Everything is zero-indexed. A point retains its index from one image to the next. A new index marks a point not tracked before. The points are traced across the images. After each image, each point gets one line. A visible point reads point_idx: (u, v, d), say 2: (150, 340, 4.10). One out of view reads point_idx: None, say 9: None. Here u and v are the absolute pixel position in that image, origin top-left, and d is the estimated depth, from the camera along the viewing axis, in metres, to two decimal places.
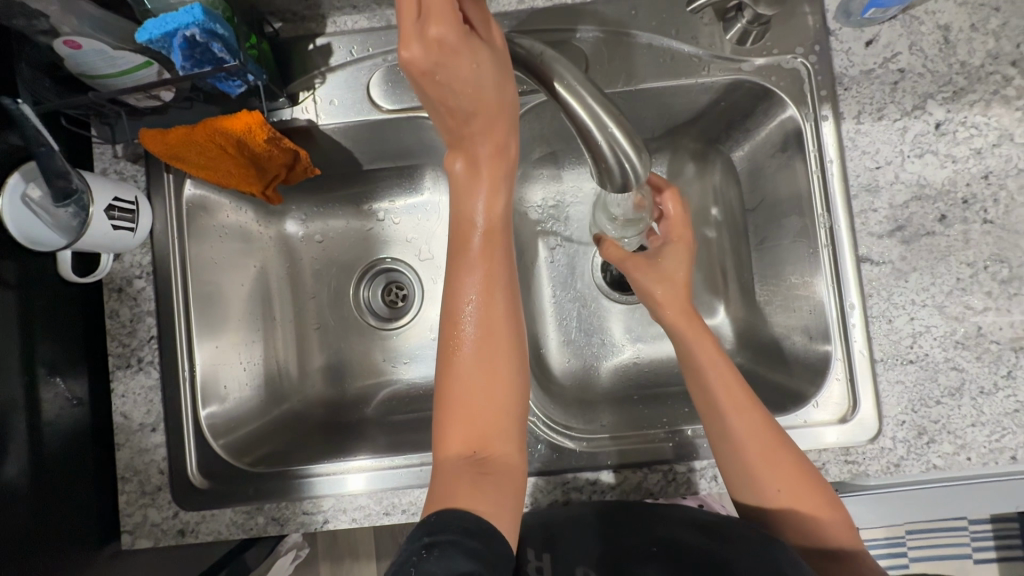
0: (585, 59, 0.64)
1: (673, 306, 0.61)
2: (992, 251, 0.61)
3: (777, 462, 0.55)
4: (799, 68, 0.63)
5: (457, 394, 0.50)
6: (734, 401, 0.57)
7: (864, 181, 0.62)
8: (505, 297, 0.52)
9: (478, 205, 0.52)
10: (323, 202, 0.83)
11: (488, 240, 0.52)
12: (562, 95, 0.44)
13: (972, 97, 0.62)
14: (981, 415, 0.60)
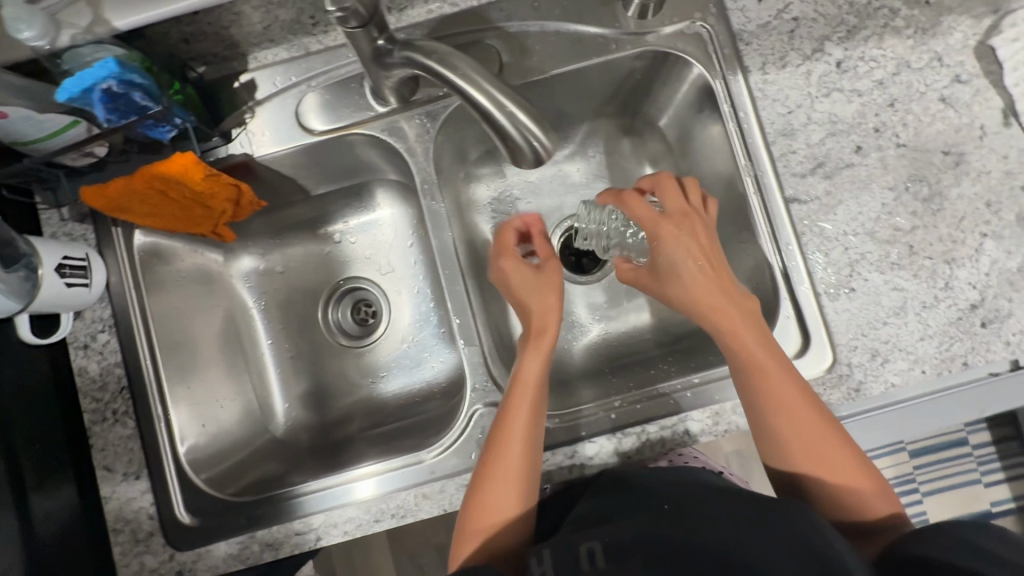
0: (497, 54, 0.66)
1: (703, 302, 0.61)
2: (910, 173, 0.64)
3: (820, 451, 0.55)
4: (700, 32, 0.67)
5: (483, 481, 0.58)
6: (771, 394, 0.56)
7: (779, 127, 0.65)
8: (533, 436, 0.58)
9: (529, 368, 0.62)
10: (279, 234, 0.85)
11: (535, 396, 0.60)
12: (460, 84, 0.47)
13: (866, 34, 0.65)
14: (928, 328, 0.62)
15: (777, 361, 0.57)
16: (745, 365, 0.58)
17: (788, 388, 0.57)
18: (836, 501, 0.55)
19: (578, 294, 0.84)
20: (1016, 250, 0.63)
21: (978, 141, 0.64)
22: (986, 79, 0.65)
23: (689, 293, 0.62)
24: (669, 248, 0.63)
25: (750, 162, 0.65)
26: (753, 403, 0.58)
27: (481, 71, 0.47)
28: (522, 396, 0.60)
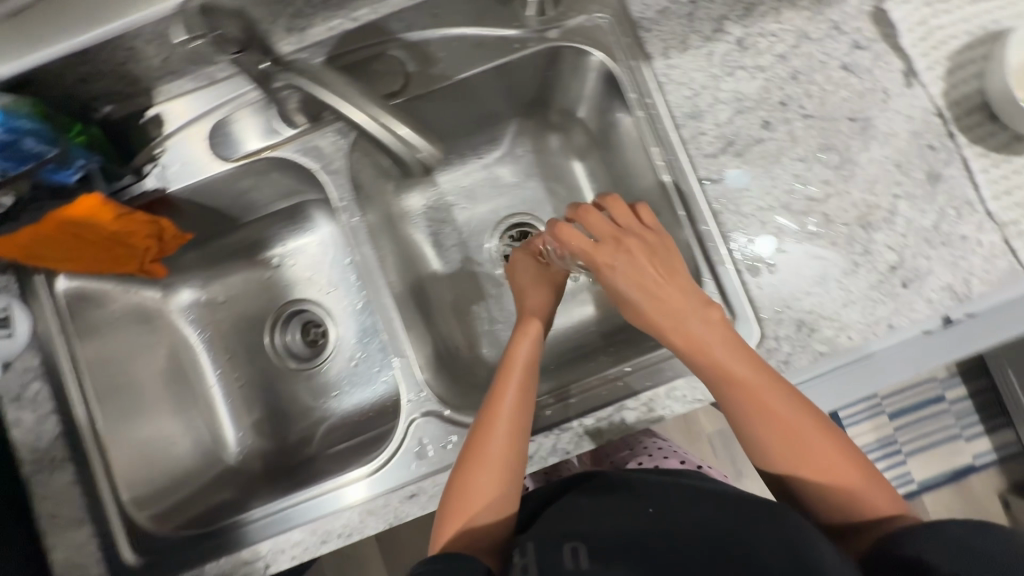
0: (402, 66, 0.66)
1: (659, 308, 0.58)
2: (819, 142, 0.65)
3: (806, 449, 0.53)
4: (601, 25, 0.67)
5: (465, 474, 0.57)
6: (752, 383, 0.54)
7: (687, 110, 0.66)
8: (518, 416, 0.59)
9: (519, 351, 0.63)
10: (217, 264, 0.85)
11: (523, 378, 0.61)
12: (332, 101, 0.51)
13: (763, 10, 0.66)
14: (851, 295, 0.63)
15: (753, 368, 0.55)
16: (721, 377, 0.55)
17: (771, 391, 0.54)
18: (830, 498, 0.54)
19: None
20: (929, 208, 0.64)
21: (882, 105, 0.65)
22: (885, 43, 0.65)
23: (650, 294, 0.58)
24: (620, 260, 0.60)
25: (661, 147, 0.66)
26: (743, 416, 0.55)
27: (364, 97, 0.52)
28: (510, 374, 0.61)
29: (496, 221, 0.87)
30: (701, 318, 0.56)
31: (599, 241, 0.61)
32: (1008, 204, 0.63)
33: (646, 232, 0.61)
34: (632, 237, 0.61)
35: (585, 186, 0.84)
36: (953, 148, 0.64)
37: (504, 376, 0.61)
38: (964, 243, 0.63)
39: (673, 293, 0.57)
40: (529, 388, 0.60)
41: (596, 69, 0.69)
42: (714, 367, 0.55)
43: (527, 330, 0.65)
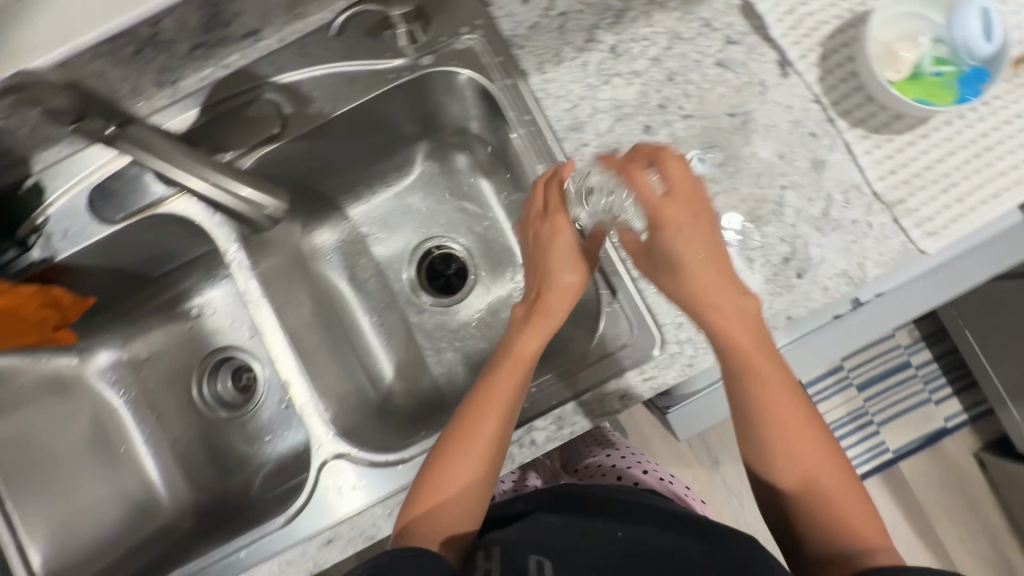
0: (279, 114, 0.66)
1: (708, 296, 0.52)
2: (702, 141, 0.64)
3: (787, 441, 0.52)
4: (472, 45, 0.66)
5: (447, 463, 0.56)
6: (768, 371, 0.53)
7: (567, 123, 0.65)
8: (508, 427, 0.57)
9: (526, 346, 0.57)
10: (135, 321, 0.85)
11: (521, 375, 0.57)
12: (173, 168, 0.58)
13: (633, 15, 0.66)
14: (747, 291, 0.63)
15: (764, 353, 0.52)
16: (730, 355, 0.53)
17: (769, 375, 0.53)
18: (806, 503, 0.52)
19: (447, 314, 0.86)
20: (816, 196, 0.64)
21: (760, 97, 0.65)
22: (757, 35, 0.65)
23: (686, 288, 0.53)
24: (687, 232, 0.52)
25: (545, 163, 0.65)
26: (741, 385, 0.54)
27: (203, 166, 0.58)
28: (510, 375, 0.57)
29: (410, 249, 0.88)
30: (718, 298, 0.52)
31: (666, 194, 0.52)
32: (895, 183, 0.63)
33: (700, 207, 0.53)
34: (686, 211, 0.52)
35: (495, 204, 0.84)
36: (834, 134, 0.64)
37: (508, 370, 0.57)
38: (855, 227, 0.63)
39: (701, 276, 0.52)
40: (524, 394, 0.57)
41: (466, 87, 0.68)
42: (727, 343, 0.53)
43: (542, 323, 0.58)
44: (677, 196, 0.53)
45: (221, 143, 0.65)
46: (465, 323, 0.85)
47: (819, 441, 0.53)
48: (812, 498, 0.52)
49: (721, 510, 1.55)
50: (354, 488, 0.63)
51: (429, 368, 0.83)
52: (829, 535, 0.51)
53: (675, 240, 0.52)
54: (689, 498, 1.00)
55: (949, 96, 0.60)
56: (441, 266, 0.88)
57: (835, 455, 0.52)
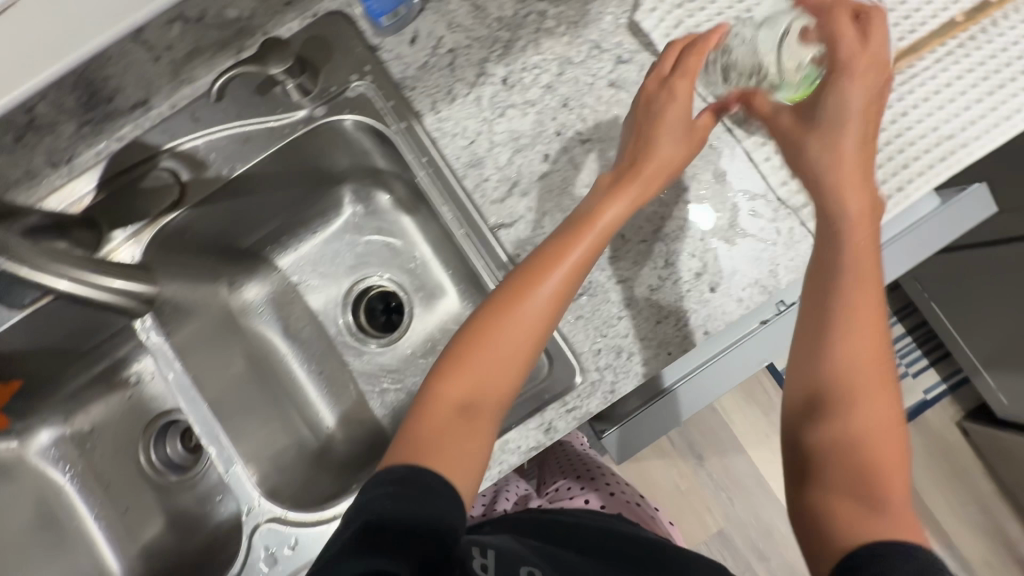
0: (175, 185, 0.65)
1: (851, 186, 0.52)
2: (603, 164, 0.64)
3: (839, 356, 0.51)
4: (364, 92, 0.66)
5: (479, 366, 0.54)
6: (860, 275, 0.52)
7: (466, 159, 0.65)
8: (542, 338, 0.55)
9: (608, 214, 0.55)
10: (74, 395, 0.84)
11: (598, 243, 0.55)
12: (45, 278, 0.55)
13: (522, 44, 0.65)
14: (662, 310, 0.63)
15: (866, 242, 0.53)
16: (846, 231, 0.53)
17: (850, 271, 0.52)
18: (844, 415, 0.50)
19: (388, 354, 0.84)
20: (721, 207, 0.63)
21: None
22: (646, 51, 0.65)
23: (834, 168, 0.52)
24: (841, 95, 0.51)
25: (448, 203, 0.65)
26: (818, 275, 0.54)
27: (63, 261, 0.57)
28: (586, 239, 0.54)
29: (342, 297, 0.86)
30: (845, 176, 0.52)
31: (847, 54, 0.51)
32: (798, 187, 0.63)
33: (867, 69, 0.51)
34: (813, 128, 0.53)
35: (419, 242, 0.84)
36: (733, 143, 0.64)
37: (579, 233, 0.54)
38: (764, 234, 0.63)
39: (852, 141, 0.52)
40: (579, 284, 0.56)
41: (353, 132, 0.68)
42: (836, 220, 0.53)
43: (630, 190, 0.55)
44: (858, 58, 0.51)
45: (119, 217, 0.64)
46: (406, 362, 0.84)
47: (875, 366, 0.51)
48: (845, 421, 0.50)
49: (709, 508, 1.55)
50: (285, 553, 0.62)
51: (372, 411, 0.82)
52: (844, 484, 0.48)
53: (859, 97, 0.51)
54: (660, 522, 0.97)
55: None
56: (379, 304, 0.86)
57: (888, 396, 0.50)
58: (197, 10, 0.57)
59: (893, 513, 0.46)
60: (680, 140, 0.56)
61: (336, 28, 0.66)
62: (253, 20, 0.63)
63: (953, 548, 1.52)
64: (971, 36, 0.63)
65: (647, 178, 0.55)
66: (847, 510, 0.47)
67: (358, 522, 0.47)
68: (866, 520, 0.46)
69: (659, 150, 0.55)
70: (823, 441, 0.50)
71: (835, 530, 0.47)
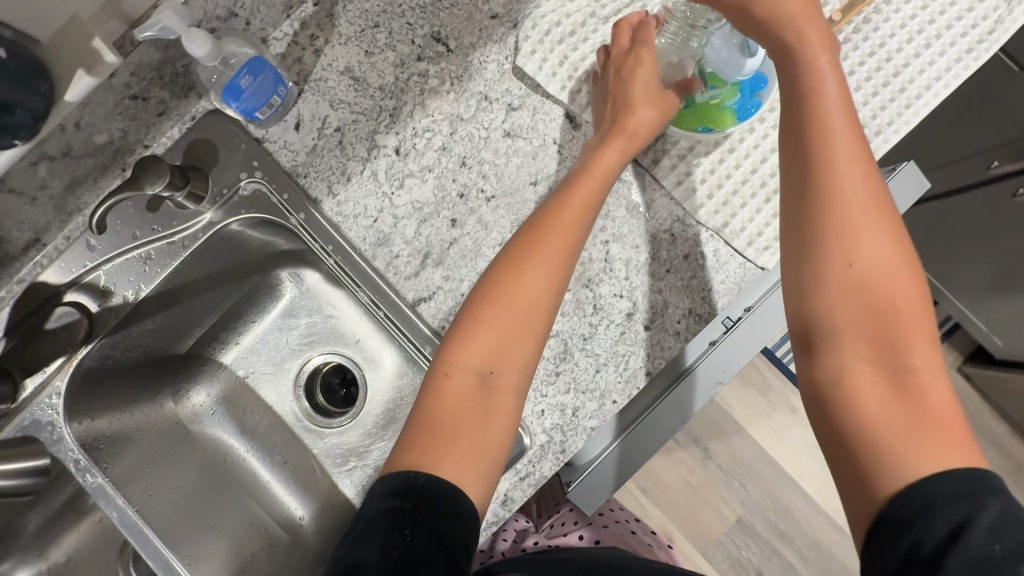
0: (83, 322, 0.63)
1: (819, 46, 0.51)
2: (512, 220, 0.62)
3: (845, 245, 0.47)
4: (257, 188, 0.63)
5: (488, 322, 0.52)
6: (856, 152, 0.48)
7: (373, 238, 0.63)
8: (555, 297, 0.53)
9: (607, 156, 0.56)
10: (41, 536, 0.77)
11: (598, 189, 0.55)
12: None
13: (408, 110, 0.63)
14: (599, 358, 0.60)
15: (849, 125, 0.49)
16: (825, 110, 0.49)
17: (848, 157, 0.48)
18: (859, 309, 0.46)
19: (348, 433, 0.80)
20: (641, 241, 0.61)
21: (558, 157, 0.62)
22: (536, 94, 0.63)
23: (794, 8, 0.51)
24: None
25: (363, 286, 0.62)
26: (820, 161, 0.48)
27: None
28: (580, 190, 0.55)
29: (294, 384, 0.82)
30: (818, 40, 0.51)
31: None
32: (714, 208, 0.60)
33: None
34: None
35: (358, 322, 0.80)
36: (642, 172, 0.61)
37: (584, 180, 0.55)
38: (689, 261, 0.60)
39: (806, 27, 0.51)
40: (582, 232, 0.54)
41: (245, 231, 0.66)
42: (817, 110, 0.50)
43: (617, 137, 0.56)
44: None
45: (30, 365, 0.62)
46: (367, 438, 0.79)
47: (889, 244, 0.47)
48: (864, 313, 0.46)
49: (726, 499, 1.36)
50: None
51: (343, 493, 0.77)
52: (874, 389, 0.44)
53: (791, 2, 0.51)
54: (657, 550, 0.95)
55: (733, 113, 0.59)
56: (335, 379, 0.82)
57: (909, 278, 0.47)
58: (60, 146, 0.54)
59: (928, 412, 0.43)
60: (651, 105, 0.57)
61: (217, 126, 0.64)
62: (127, 139, 0.61)
63: None
64: (857, 27, 0.62)
65: (635, 133, 0.56)
66: (878, 412, 0.43)
67: (375, 548, 0.43)
68: (895, 418, 0.43)
69: (640, 111, 0.57)
70: (840, 345, 0.46)
71: (870, 440, 0.43)
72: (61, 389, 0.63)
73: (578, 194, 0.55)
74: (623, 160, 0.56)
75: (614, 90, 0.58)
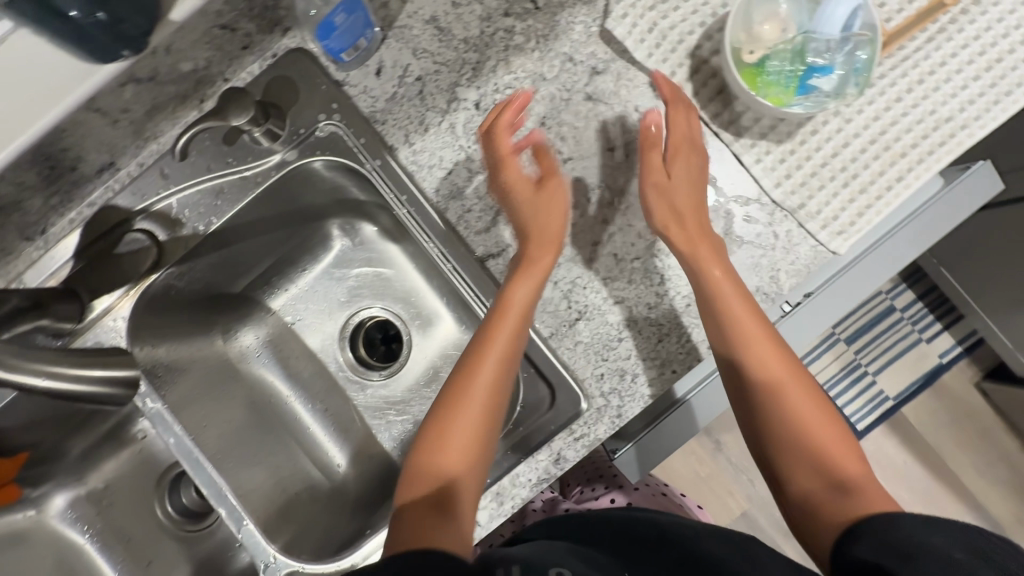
0: (152, 251, 0.64)
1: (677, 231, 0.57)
2: (587, 184, 0.62)
3: (768, 384, 0.55)
4: (334, 130, 0.63)
5: (441, 440, 0.55)
6: (729, 281, 0.56)
7: (446, 190, 0.63)
8: (501, 398, 0.56)
9: (517, 293, 0.57)
10: (95, 448, 0.83)
11: (517, 325, 0.57)
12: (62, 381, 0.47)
13: (491, 65, 0.63)
14: (662, 328, 0.61)
15: (740, 293, 0.56)
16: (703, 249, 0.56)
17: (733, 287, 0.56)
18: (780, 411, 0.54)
19: (391, 386, 0.81)
20: (714, 216, 0.61)
21: (638, 125, 0.62)
22: (622, 60, 0.62)
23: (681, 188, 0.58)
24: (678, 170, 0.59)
25: (432, 237, 0.63)
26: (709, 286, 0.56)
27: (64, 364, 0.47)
28: (499, 330, 0.56)
29: (339, 334, 0.83)
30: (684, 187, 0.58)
31: (667, 161, 0.59)
32: (791, 188, 0.60)
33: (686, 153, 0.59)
34: (693, 150, 0.59)
35: (411, 277, 0.81)
36: (721, 147, 0.61)
37: (497, 322, 0.56)
38: (761, 239, 0.60)
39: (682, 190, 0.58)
40: (515, 348, 0.57)
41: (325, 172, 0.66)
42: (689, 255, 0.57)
43: (529, 271, 0.57)
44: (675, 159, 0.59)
45: (99, 286, 0.63)
46: (411, 392, 0.80)
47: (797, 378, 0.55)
48: (808, 444, 0.53)
49: (732, 491, 1.38)
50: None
51: (382, 445, 0.79)
52: (814, 475, 0.52)
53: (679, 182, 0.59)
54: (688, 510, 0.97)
55: (792, 89, 0.56)
56: (377, 334, 0.83)
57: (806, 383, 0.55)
58: (148, 69, 0.54)
59: (865, 490, 0.50)
60: (541, 224, 0.58)
61: (300, 65, 0.64)
62: (210, 69, 0.61)
63: (983, 511, 1.45)
64: (964, 9, 0.59)
65: (540, 264, 0.57)
66: (832, 507, 0.50)
67: None
68: (838, 497, 0.51)
69: (540, 238, 0.58)
70: (783, 452, 0.54)
71: (827, 518, 0.50)
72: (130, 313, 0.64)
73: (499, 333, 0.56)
74: (535, 292, 0.57)
75: (520, 214, 0.59)
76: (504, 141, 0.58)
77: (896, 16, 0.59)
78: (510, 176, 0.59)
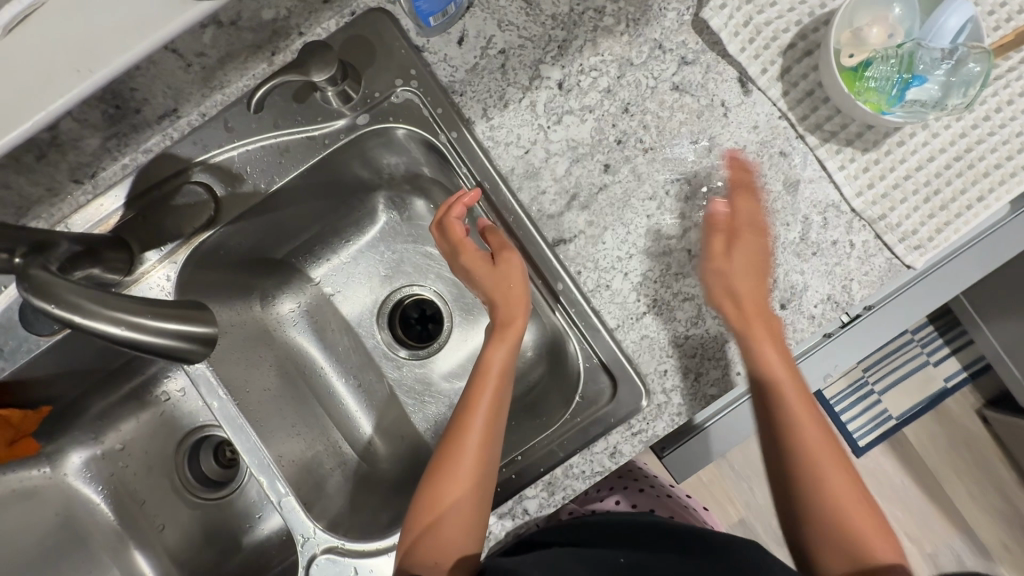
0: (211, 205, 0.61)
1: (738, 305, 0.55)
2: (668, 176, 0.60)
3: (802, 449, 0.53)
4: (409, 97, 0.61)
5: (431, 493, 0.55)
6: (762, 355, 0.54)
7: (521, 170, 0.61)
8: (492, 447, 0.56)
9: (493, 355, 0.58)
10: (117, 406, 0.80)
11: (500, 384, 0.58)
12: (107, 326, 0.43)
13: (578, 44, 0.61)
14: (731, 329, 0.59)
15: (783, 361, 0.55)
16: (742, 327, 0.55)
17: (771, 360, 0.54)
18: (802, 476, 0.53)
19: (429, 367, 0.80)
20: (793, 220, 0.60)
21: (723, 120, 0.60)
22: (712, 52, 0.60)
23: (731, 287, 0.56)
24: (740, 256, 0.56)
25: (503, 216, 0.61)
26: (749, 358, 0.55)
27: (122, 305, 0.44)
28: (476, 396, 0.57)
29: (379, 309, 0.81)
30: (740, 285, 0.55)
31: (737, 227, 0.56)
32: (873, 198, 0.59)
33: (746, 241, 0.56)
34: (750, 237, 0.56)
35: None
36: (804, 150, 0.60)
37: (479, 385, 0.57)
38: (836, 248, 0.60)
39: (740, 281, 0.55)
40: (500, 405, 0.58)
41: (403, 141, 0.63)
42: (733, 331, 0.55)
43: (506, 334, 0.58)
44: (742, 233, 0.56)
45: (153, 237, 0.60)
46: (449, 374, 0.79)
47: (835, 454, 0.54)
48: (834, 519, 0.52)
49: (732, 498, 1.34)
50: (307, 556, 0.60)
51: (415, 427, 0.78)
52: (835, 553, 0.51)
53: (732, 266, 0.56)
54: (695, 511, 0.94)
55: (893, 99, 0.57)
56: (414, 313, 0.81)
57: (842, 461, 0.53)
58: (231, 13, 0.52)
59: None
60: (508, 288, 0.58)
61: (379, 26, 0.61)
62: (289, 20, 0.58)
63: (972, 535, 1.48)
64: None
65: (515, 325, 0.57)
66: None
67: None
68: None
69: (502, 305, 0.58)
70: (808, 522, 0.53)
71: None
72: (182, 268, 0.61)
73: (474, 401, 0.57)
74: (510, 353, 0.58)
75: (488, 292, 0.59)
76: (455, 231, 0.59)
77: (992, 34, 0.58)
78: (467, 258, 0.59)
